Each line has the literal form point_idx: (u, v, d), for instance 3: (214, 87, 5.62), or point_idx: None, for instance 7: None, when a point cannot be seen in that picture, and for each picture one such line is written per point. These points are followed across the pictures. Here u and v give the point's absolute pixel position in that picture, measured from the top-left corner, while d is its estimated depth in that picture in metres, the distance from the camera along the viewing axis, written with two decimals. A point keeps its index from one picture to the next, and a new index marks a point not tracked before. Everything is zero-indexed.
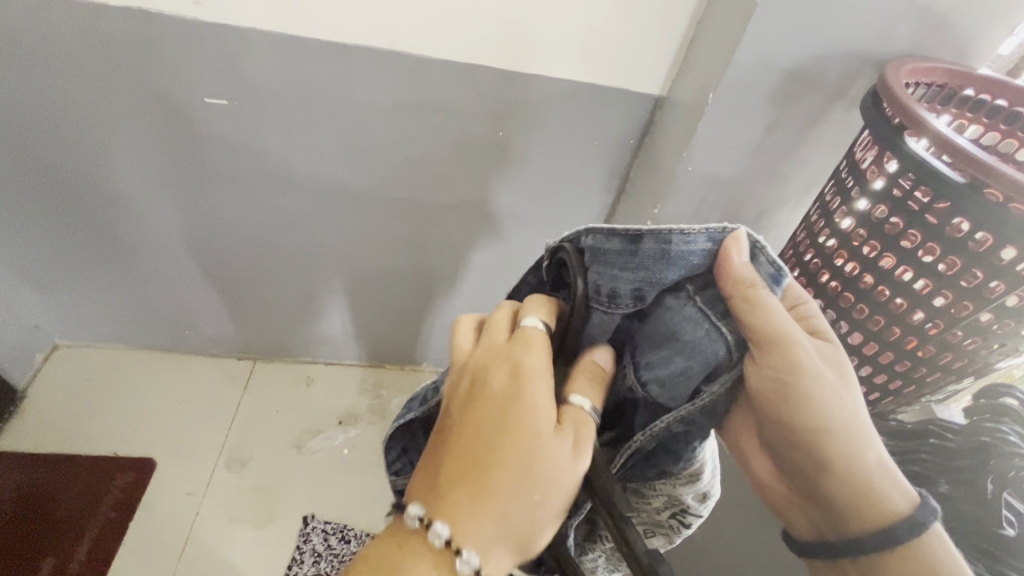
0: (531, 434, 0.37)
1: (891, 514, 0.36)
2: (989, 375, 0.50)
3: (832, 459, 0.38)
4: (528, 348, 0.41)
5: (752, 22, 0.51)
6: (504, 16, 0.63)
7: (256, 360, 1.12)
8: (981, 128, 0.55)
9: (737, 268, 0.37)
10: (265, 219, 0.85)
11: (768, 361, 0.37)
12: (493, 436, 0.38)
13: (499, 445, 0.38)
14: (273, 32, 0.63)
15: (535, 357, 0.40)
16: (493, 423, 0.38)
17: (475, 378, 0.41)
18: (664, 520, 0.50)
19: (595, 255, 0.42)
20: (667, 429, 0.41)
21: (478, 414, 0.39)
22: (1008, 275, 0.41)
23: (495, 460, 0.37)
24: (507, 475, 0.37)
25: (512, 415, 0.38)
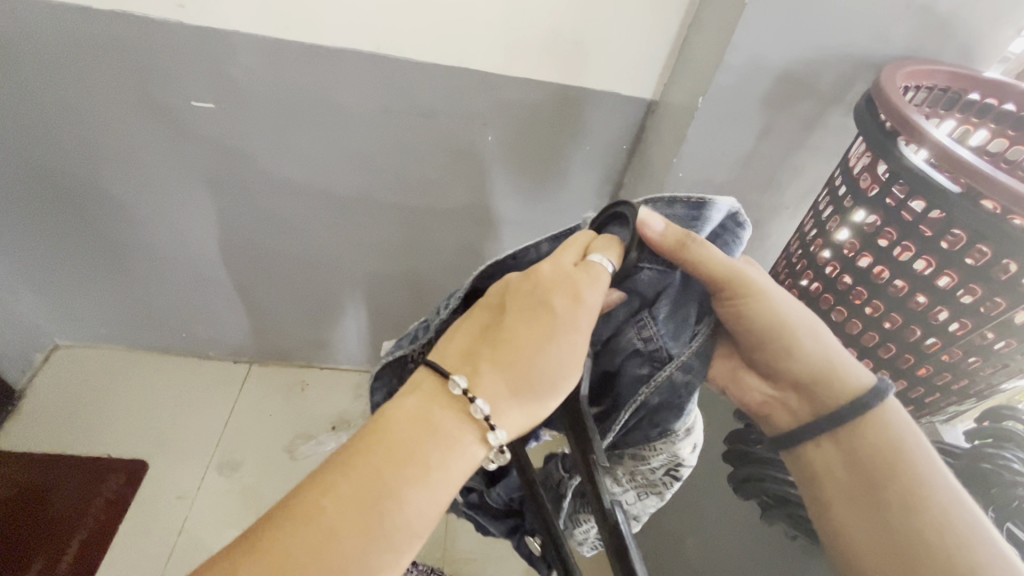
0: (568, 342, 0.35)
1: (851, 393, 0.38)
2: (993, 396, 0.47)
3: (792, 359, 0.40)
4: (595, 275, 0.36)
5: (740, 23, 0.49)
6: (491, 19, 0.62)
7: (251, 363, 1.12)
8: (989, 134, 0.52)
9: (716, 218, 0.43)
10: (256, 223, 0.84)
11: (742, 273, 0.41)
12: (533, 332, 0.35)
13: (537, 342, 0.35)
14: (257, 36, 0.63)
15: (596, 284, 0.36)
16: (534, 321, 0.35)
17: (531, 277, 0.37)
18: (657, 477, 0.46)
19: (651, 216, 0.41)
20: (670, 381, 0.40)
21: (521, 313, 0.36)
22: (1008, 292, 0.38)
23: (530, 352, 0.35)
24: (537, 372, 0.35)
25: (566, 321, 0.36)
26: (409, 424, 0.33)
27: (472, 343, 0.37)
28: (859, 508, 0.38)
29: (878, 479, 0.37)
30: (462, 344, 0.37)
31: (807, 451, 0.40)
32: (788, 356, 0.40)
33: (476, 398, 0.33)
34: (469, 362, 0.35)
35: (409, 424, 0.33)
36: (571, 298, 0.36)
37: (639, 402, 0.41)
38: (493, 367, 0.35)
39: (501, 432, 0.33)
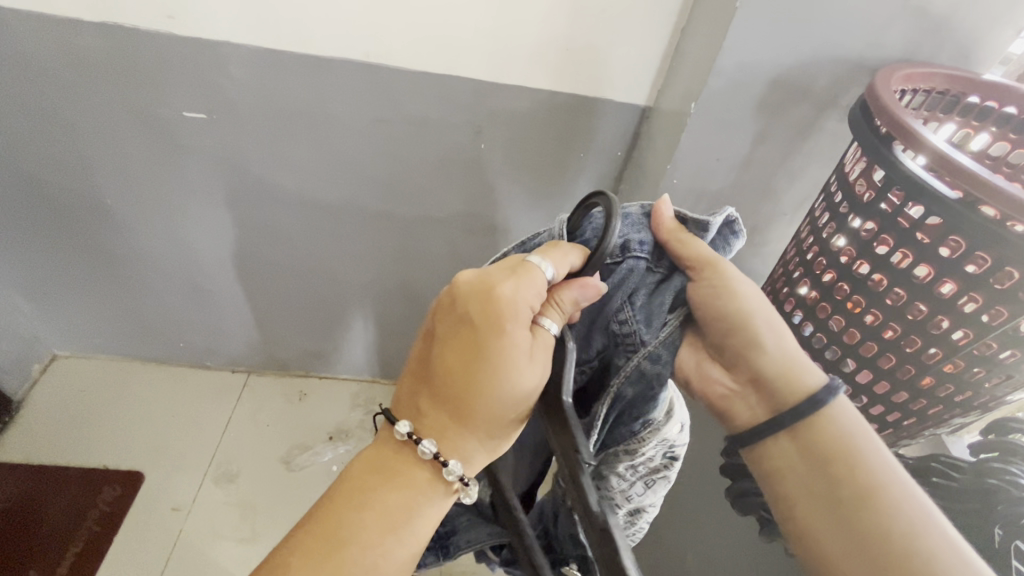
0: (499, 349, 0.34)
1: (811, 390, 0.39)
2: (999, 409, 0.46)
3: (757, 354, 0.41)
4: (526, 277, 0.35)
5: (731, 28, 0.49)
6: (481, 27, 0.62)
7: (249, 374, 1.12)
8: (991, 138, 0.50)
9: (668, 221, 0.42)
10: (251, 233, 0.84)
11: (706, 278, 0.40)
12: (462, 353, 0.35)
13: (467, 360, 0.34)
14: (247, 46, 0.63)
15: (525, 287, 0.35)
16: (458, 341, 0.35)
17: (453, 292, 0.36)
18: (657, 462, 0.47)
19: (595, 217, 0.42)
20: (639, 369, 0.40)
21: (450, 334, 0.36)
22: (1009, 301, 0.37)
23: (463, 376, 0.35)
24: (473, 392, 0.34)
25: (484, 334, 0.34)
26: (362, 484, 0.35)
27: (417, 377, 0.38)
28: (820, 507, 0.37)
29: (837, 476, 0.37)
30: (409, 382, 0.38)
31: (766, 450, 0.40)
32: (756, 351, 0.41)
33: (422, 439, 0.35)
34: (415, 402, 0.37)
35: (365, 481, 0.36)
36: (488, 303, 0.34)
37: (614, 390, 0.41)
38: (434, 402, 0.36)
39: (454, 464, 0.35)
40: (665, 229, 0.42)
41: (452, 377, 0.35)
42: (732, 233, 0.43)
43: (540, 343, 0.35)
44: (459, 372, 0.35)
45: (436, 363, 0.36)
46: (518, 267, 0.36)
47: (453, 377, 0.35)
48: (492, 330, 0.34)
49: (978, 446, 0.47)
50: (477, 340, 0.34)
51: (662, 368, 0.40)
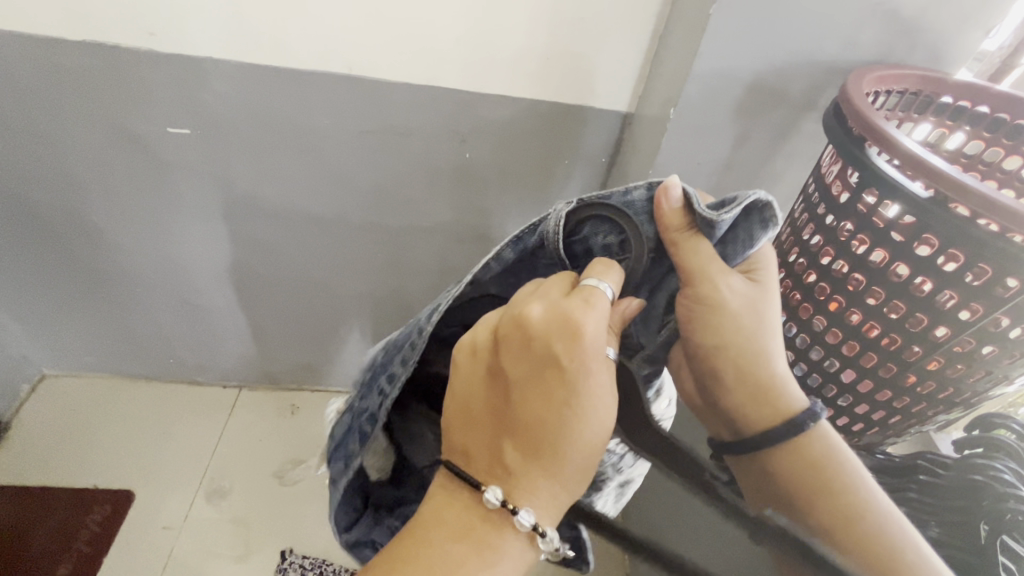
0: (581, 394, 0.36)
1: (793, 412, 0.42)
2: (982, 404, 0.46)
3: (747, 376, 0.42)
4: (594, 309, 0.36)
5: (706, 34, 0.49)
6: (462, 38, 0.62)
7: (241, 388, 1.11)
8: (965, 136, 0.51)
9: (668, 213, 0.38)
10: (238, 246, 0.84)
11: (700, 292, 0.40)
12: (544, 397, 0.36)
13: (552, 406, 0.36)
14: (230, 61, 0.63)
15: (597, 324, 0.36)
16: (539, 384, 0.36)
17: (525, 331, 0.36)
18: None
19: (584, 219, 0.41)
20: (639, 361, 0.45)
21: (529, 373, 0.37)
22: (983, 298, 0.37)
23: (548, 420, 0.36)
24: (556, 442, 0.36)
25: (562, 381, 0.36)
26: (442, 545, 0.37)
27: (490, 411, 0.38)
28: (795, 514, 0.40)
29: (820, 490, 0.40)
30: (481, 412, 0.39)
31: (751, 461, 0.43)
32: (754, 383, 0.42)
33: (516, 507, 0.37)
34: (495, 440, 0.38)
35: (450, 536, 0.38)
36: (571, 340, 0.35)
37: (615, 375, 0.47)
38: (519, 447, 0.37)
39: (527, 515, 0.37)
40: (676, 218, 0.38)
41: (528, 420, 0.36)
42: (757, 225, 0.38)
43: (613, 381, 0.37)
44: (534, 415, 0.36)
45: (519, 409, 0.37)
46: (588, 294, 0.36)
47: (528, 420, 0.36)
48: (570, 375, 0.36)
49: (962, 444, 0.48)
50: (551, 384, 0.36)
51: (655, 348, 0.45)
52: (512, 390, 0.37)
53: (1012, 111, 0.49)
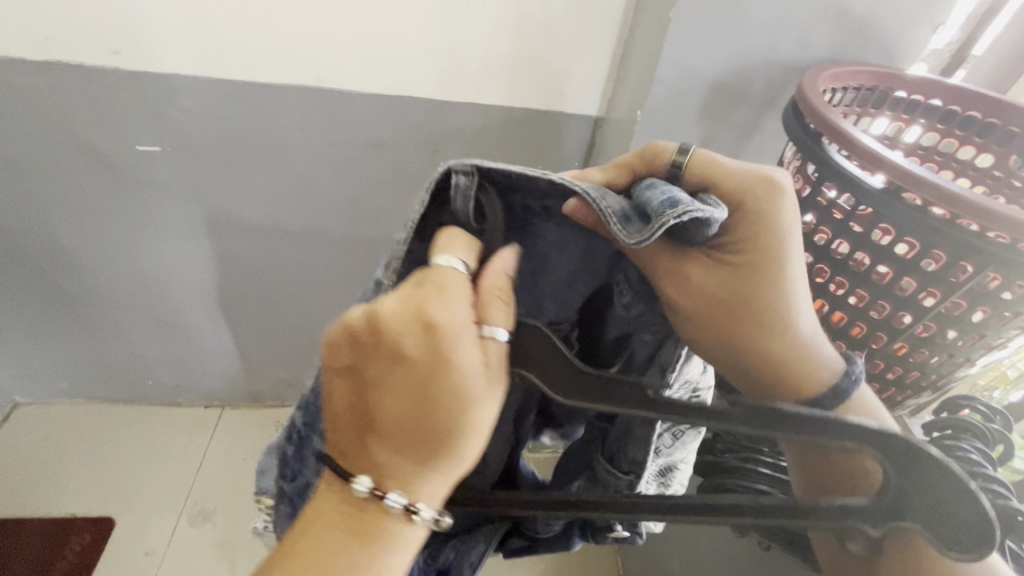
0: (452, 383, 0.29)
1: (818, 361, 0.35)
2: (950, 387, 0.47)
3: (751, 348, 0.35)
4: (450, 290, 0.29)
5: (667, 37, 0.50)
6: (430, 48, 0.63)
7: (223, 407, 1.09)
8: (920, 128, 0.53)
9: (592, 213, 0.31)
10: (214, 263, 0.83)
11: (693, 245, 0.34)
12: (402, 385, 0.30)
13: (413, 396, 0.29)
14: (198, 78, 0.63)
15: (456, 308, 0.29)
16: (395, 380, 0.30)
17: (373, 325, 0.30)
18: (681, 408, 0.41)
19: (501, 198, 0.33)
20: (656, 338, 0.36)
21: (384, 368, 0.30)
22: (940, 284, 0.38)
23: (411, 413, 0.30)
24: (437, 434, 0.30)
25: (429, 372, 0.29)
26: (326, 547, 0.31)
27: (354, 419, 0.32)
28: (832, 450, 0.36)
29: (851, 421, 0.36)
30: (344, 420, 0.32)
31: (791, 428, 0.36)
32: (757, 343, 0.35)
33: (388, 492, 0.31)
34: (362, 446, 0.32)
35: (330, 536, 0.32)
36: (421, 330, 0.29)
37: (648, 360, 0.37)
38: (383, 447, 0.31)
39: (425, 508, 0.32)
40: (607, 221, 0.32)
41: (398, 417, 0.30)
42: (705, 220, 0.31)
43: (494, 357, 0.30)
44: (404, 411, 0.30)
45: (377, 408, 0.30)
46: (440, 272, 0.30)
47: (398, 417, 0.30)
48: (437, 365, 0.29)
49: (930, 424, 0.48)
50: (417, 376, 0.29)
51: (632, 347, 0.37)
52: (369, 388, 0.31)
53: (963, 103, 0.50)
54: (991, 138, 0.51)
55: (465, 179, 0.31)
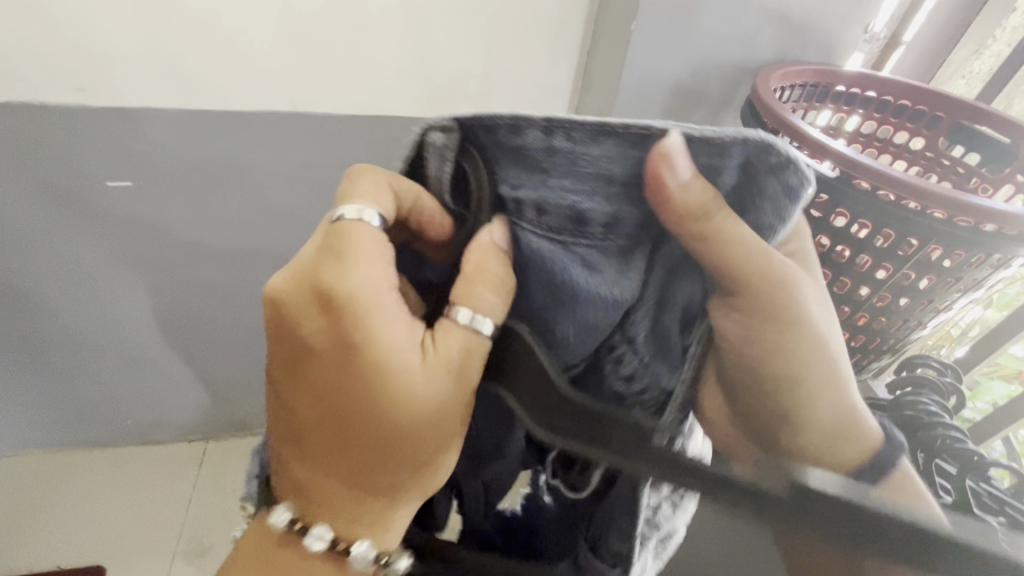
0: (390, 368, 0.33)
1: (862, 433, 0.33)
2: (906, 348, 0.52)
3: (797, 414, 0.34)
4: (359, 263, 0.34)
5: (629, 47, 0.54)
6: (401, 67, 0.65)
7: (207, 441, 1.07)
8: (860, 118, 0.59)
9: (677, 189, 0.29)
10: (191, 295, 0.82)
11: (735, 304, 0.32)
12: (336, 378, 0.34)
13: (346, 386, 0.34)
14: (168, 109, 0.63)
15: (367, 270, 0.34)
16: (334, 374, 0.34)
17: (299, 313, 0.34)
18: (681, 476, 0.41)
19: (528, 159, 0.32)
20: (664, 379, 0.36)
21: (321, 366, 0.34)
22: (892, 257, 0.43)
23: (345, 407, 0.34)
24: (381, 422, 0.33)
25: (370, 365, 0.33)
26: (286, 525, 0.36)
27: (284, 428, 0.36)
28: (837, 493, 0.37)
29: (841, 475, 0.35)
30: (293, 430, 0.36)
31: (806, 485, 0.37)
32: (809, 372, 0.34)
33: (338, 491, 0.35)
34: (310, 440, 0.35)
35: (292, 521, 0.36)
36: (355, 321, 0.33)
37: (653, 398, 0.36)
38: (321, 449, 0.35)
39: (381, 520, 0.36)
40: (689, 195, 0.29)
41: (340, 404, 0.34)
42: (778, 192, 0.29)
43: (449, 344, 0.34)
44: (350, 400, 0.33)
45: (297, 413, 0.35)
46: (344, 234, 0.35)
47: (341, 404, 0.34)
48: (378, 357, 0.33)
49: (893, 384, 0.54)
50: (358, 367, 0.33)
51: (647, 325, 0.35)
52: (302, 391, 0.35)
53: (895, 94, 0.56)
54: (921, 123, 0.57)
55: (441, 135, 0.34)
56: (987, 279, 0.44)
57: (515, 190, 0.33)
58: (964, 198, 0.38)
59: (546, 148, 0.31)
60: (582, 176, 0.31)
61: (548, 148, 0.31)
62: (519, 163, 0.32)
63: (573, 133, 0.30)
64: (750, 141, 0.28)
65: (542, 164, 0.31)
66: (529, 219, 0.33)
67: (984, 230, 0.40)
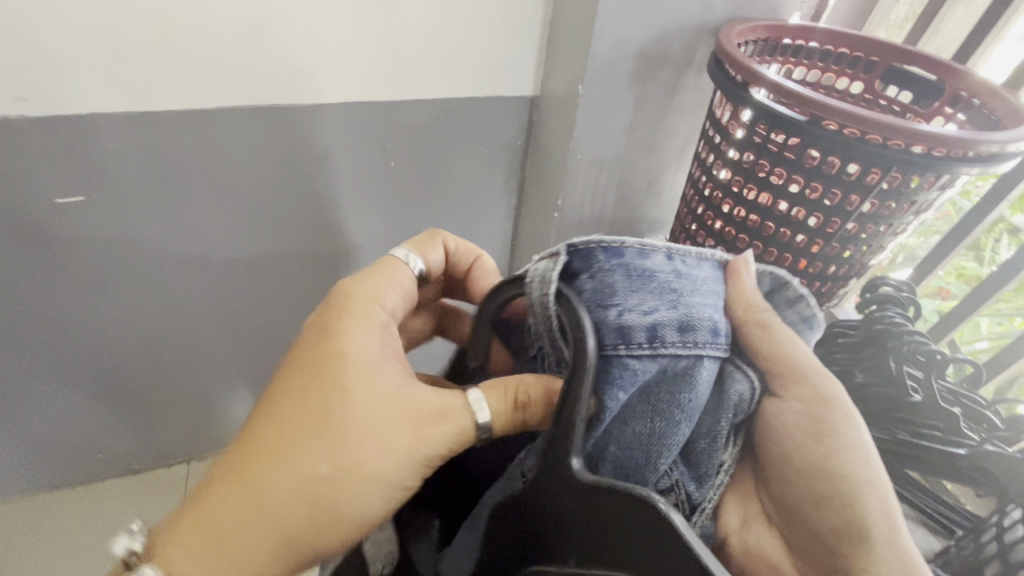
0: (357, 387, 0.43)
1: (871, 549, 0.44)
2: (869, 271, 0.58)
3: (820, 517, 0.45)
4: (390, 263, 0.51)
5: (598, 13, 0.56)
6: (365, 48, 0.63)
7: (190, 462, 1.03)
8: (806, 68, 0.64)
9: (746, 288, 0.46)
10: (160, 311, 0.78)
11: (794, 395, 0.46)
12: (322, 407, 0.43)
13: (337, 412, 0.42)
14: (118, 113, 0.58)
15: (390, 268, 0.51)
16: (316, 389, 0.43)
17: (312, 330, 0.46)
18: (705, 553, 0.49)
19: (652, 281, 0.41)
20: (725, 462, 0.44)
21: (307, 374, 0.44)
22: (858, 188, 0.48)
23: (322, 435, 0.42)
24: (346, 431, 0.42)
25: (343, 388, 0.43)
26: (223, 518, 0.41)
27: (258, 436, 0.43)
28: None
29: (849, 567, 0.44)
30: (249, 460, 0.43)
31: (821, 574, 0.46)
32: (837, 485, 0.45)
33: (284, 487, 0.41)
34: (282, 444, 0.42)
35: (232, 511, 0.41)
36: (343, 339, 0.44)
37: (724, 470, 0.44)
38: (292, 447, 0.42)
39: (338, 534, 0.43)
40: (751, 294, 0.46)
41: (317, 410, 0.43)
42: (806, 312, 0.48)
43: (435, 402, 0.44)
44: (323, 411, 0.42)
45: (278, 418, 0.43)
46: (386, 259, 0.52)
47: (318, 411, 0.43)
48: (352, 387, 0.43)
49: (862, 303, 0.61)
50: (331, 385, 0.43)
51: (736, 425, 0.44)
52: (275, 421, 0.43)
53: (836, 43, 0.61)
54: (859, 68, 0.62)
55: (547, 264, 0.41)
56: (935, 200, 0.49)
57: (647, 314, 0.40)
58: (915, 127, 0.43)
59: (674, 270, 0.42)
60: (703, 292, 0.43)
61: (675, 271, 0.42)
62: (650, 284, 0.41)
63: (684, 261, 0.43)
64: (777, 275, 0.47)
65: (676, 283, 0.41)
66: (670, 338, 0.40)
67: (932, 154, 0.45)
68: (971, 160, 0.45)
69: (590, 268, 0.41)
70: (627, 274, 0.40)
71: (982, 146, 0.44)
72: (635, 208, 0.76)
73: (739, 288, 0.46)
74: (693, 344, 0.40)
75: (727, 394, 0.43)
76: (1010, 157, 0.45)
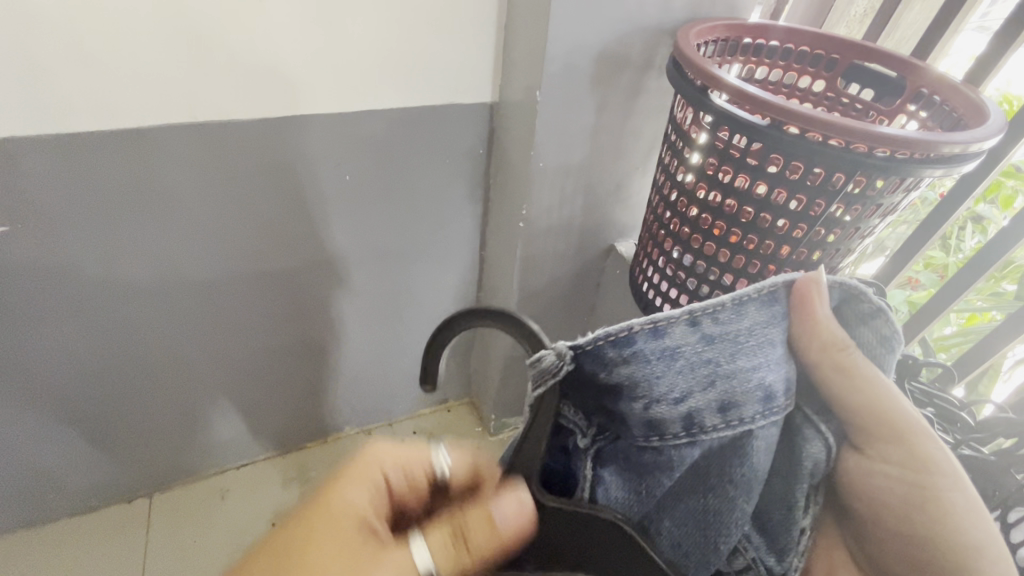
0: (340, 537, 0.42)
1: None
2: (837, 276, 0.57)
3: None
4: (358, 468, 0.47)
5: (551, 16, 0.53)
6: (309, 59, 0.60)
7: (152, 493, 0.99)
8: (767, 68, 0.62)
9: (821, 319, 0.38)
10: (105, 341, 0.74)
11: (877, 454, 0.41)
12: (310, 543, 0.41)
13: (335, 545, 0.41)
14: (39, 135, 0.54)
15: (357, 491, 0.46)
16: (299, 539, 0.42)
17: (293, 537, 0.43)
18: None
19: (677, 362, 0.38)
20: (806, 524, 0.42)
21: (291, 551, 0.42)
22: (822, 193, 0.47)
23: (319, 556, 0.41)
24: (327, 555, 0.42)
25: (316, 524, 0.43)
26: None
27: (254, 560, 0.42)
28: None
29: None
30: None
31: None
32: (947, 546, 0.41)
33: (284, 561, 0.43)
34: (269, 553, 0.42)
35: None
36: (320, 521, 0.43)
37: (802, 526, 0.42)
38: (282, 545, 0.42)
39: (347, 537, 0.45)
40: (824, 328, 0.38)
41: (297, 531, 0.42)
42: (888, 331, 0.39)
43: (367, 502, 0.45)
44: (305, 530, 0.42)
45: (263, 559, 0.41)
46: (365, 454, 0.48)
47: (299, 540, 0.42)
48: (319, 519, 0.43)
49: None
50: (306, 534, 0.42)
51: (812, 488, 0.41)
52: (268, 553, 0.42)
53: (797, 41, 0.60)
54: (820, 67, 0.61)
55: (553, 357, 0.39)
56: (900, 202, 0.48)
57: (678, 399, 0.38)
58: (876, 130, 0.42)
59: (701, 338, 0.38)
60: (750, 348, 0.37)
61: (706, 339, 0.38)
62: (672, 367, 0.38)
63: (717, 318, 0.37)
64: (853, 288, 0.39)
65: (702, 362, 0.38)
66: (709, 421, 0.38)
67: (895, 157, 0.43)
68: (934, 160, 0.44)
69: (601, 372, 0.39)
70: (648, 358, 0.38)
71: (943, 147, 0.43)
72: (603, 214, 0.74)
73: (815, 329, 0.38)
74: (738, 421, 0.37)
75: (802, 461, 0.40)
76: (973, 156, 0.45)
